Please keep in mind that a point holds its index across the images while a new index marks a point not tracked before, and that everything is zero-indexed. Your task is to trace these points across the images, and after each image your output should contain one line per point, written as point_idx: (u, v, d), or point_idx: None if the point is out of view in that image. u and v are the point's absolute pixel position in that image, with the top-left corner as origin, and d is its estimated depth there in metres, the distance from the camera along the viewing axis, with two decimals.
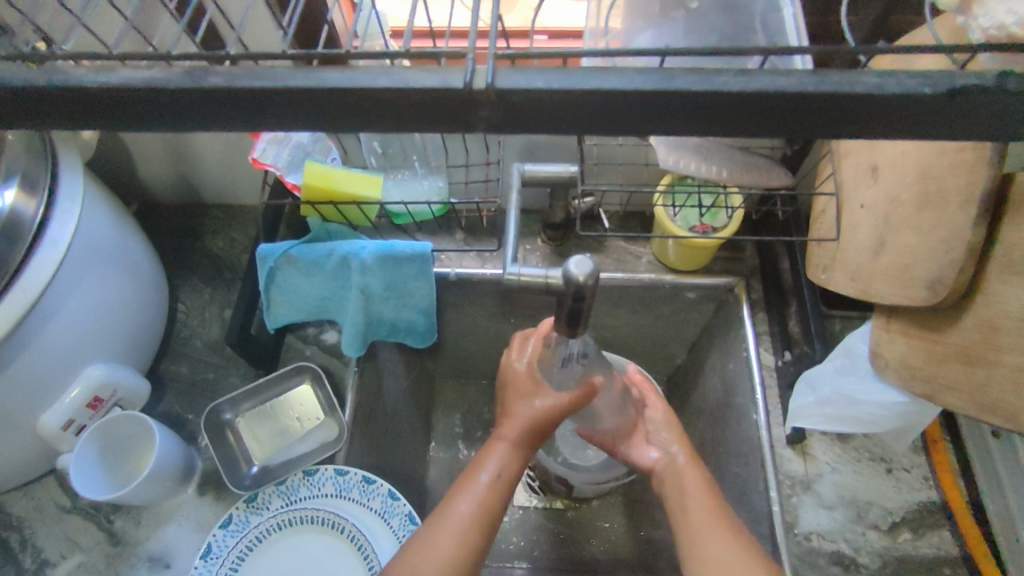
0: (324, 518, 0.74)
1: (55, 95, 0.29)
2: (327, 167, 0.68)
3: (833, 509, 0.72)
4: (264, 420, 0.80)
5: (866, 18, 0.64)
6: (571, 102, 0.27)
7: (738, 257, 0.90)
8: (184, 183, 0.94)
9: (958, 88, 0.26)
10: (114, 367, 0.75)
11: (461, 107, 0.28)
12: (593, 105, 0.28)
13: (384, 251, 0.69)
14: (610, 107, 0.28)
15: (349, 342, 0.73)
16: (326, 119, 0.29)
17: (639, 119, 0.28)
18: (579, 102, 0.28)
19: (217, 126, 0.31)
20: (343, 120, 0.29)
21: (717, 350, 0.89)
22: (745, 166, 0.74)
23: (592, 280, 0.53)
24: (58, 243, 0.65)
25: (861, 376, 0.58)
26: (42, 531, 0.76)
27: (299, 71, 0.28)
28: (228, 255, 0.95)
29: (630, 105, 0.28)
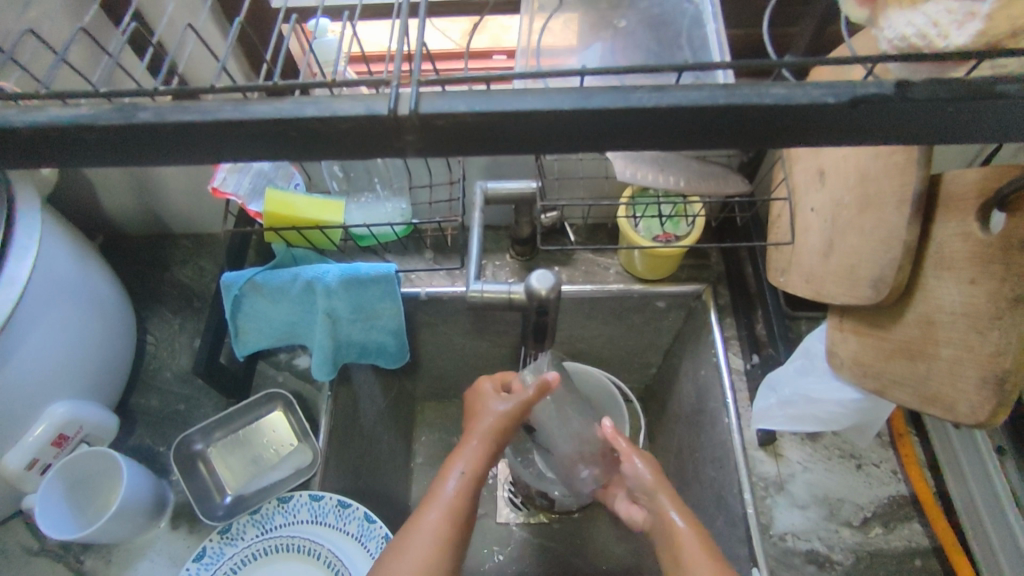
0: (299, 545, 0.73)
1: None
2: (287, 193, 0.69)
3: (806, 508, 0.73)
4: (236, 449, 0.79)
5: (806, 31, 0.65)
6: (496, 123, 0.28)
7: (704, 265, 0.90)
8: (150, 214, 0.94)
9: (860, 95, 0.27)
10: (80, 403, 0.74)
11: (388, 133, 0.29)
12: (517, 127, 0.29)
13: (348, 273, 0.69)
14: (535, 128, 0.29)
15: (319, 366, 0.73)
16: (260, 150, 0.30)
17: (565, 138, 0.29)
18: (502, 122, 0.28)
19: (152, 161, 0.31)
20: (277, 150, 0.30)
21: (689, 356, 0.91)
22: (702, 175, 0.76)
23: (553, 293, 0.63)
24: (14, 281, 0.65)
25: (820, 375, 0.59)
26: (10, 574, 0.74)
27: (228, 104, 0.29)
28: (198, 284, 0.94)
29: (553, 126, 0.29)
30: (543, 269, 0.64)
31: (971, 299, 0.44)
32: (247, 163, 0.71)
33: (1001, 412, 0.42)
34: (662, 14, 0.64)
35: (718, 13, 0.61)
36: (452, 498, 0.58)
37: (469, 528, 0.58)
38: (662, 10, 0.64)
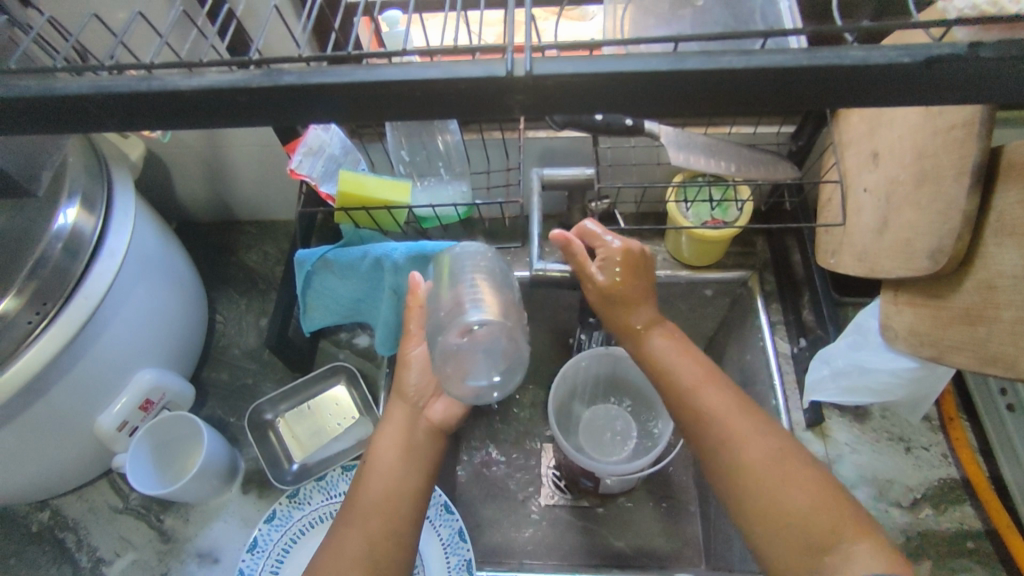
0: None
1: (149, 97, 0.34)
2: (359, 175, 0.73)
3: (855, 488, 0.74)
4: (301, 420, 0.83)
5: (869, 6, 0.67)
6: (597, 83, 0.32)
7: (750, 252, 0.93)
8: (220, 201, 1.00)
9: (934, 56, 0.30)
10: (162, 372, 0.80)
11: (498, 92, 0.32)
12: (617, 87, 0.32)
13: (414, 251, 0.72)
14: (633, 86, 0.32)
15: (382, 341, 0.80)
16: (385, 112, 0.34)
17: (656, 101, 0.33)
18: (603, 83, 0.32)
19: (284, 121, 0.35)
20: (400, 111, 0.34)
21: (735, 342, 0.93)
22: (751, 162, 0.78)
23: None
24: (114, 254, 0.71)
25: (874, 349, 0.61)
26: (97, 531, 0.80)
27: (359, 69, 0.33)
28: (262, 267, 1.00)
29: (650, 87, 0.32)
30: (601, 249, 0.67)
31: None
32: (320, 147, 0.75)
33: None
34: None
35: None
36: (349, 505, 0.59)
37: (388, 498, 0.59)
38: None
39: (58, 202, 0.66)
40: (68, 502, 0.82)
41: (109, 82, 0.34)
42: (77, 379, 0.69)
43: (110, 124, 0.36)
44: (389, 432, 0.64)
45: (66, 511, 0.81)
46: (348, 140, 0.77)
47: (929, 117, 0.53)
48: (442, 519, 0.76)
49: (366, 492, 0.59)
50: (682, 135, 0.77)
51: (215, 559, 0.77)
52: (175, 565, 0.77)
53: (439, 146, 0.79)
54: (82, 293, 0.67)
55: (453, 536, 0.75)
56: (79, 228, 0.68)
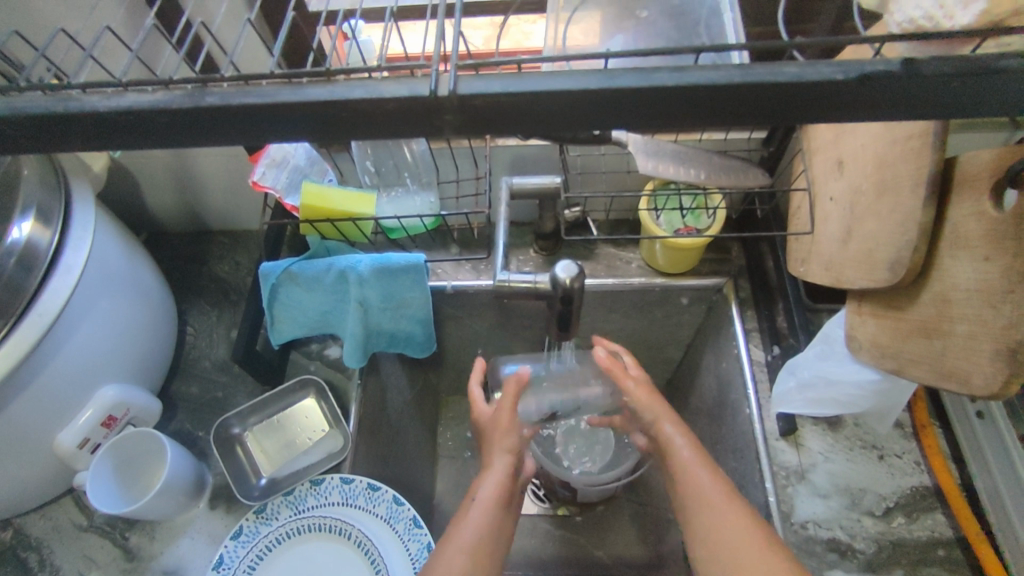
0: (331, 525, 0.76)
1: (69, 119, 0.33)
2: (323, 188, 0.72)
3: (827, 497, 0.74)
4: (270, 434, 0.82)
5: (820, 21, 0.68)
6: (525, 103, 0.31)
7: (725, 259, 0.92)
8: (191, 211, 0.99)
9: (866, 73, 0.29)
10: (127, 388, 0.79)
11: (426, 112, 0.32)
12: (546, 107, 0.31)
13: (380, 263, 0.72)
14: (565, 105, 0.31)
15: (350, 354, 0.76)
16: (316, 134, 0.33)
17: (589, 119, 0.32)
18: (532, 103, 0.31)
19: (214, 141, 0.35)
20: (329, 133, 0.33)
21: (711, 350, 0.93)
22: (721, 169, 0.77)
23: (576, 284, 0.65)
24: (72, 269, 0.69)
25: (840, 360, 0.60)
26: (61, 549, 0.78)
27: (285, 89, 0.32)
28: (234, 278, 0.99)
29: (581, 108, 0.31)
30: (568, 260, 0.67)
31: (985, 276, 0.45)
32: (285, 159, 0.74)
33: (1015, 382, 0.43)
34: (682, 5, 0.67)
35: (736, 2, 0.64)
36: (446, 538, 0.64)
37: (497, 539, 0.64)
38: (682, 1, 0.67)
39: (12, 216, 0.66)
40: (31, 520, 0.80)
41: (27, 104, 0.33)
42: (34, 396, 0.68)
43: (32, 147, 0.35)
44: (495, 475, 0.67)
45: (29, 530, 0.80)
46: (314, 151, 0.77)
47: (888, 128, 0.52)
48: (410, 535, 0.74)
49: (459, 540, 0.62)
50: (651, 143, 0.77)
51: None
52: None
53: (406, 155, 0.78)
54: (37, 309, 0.66)
55: (421, 551, 0.72)
56: (34, 242, 0.67)
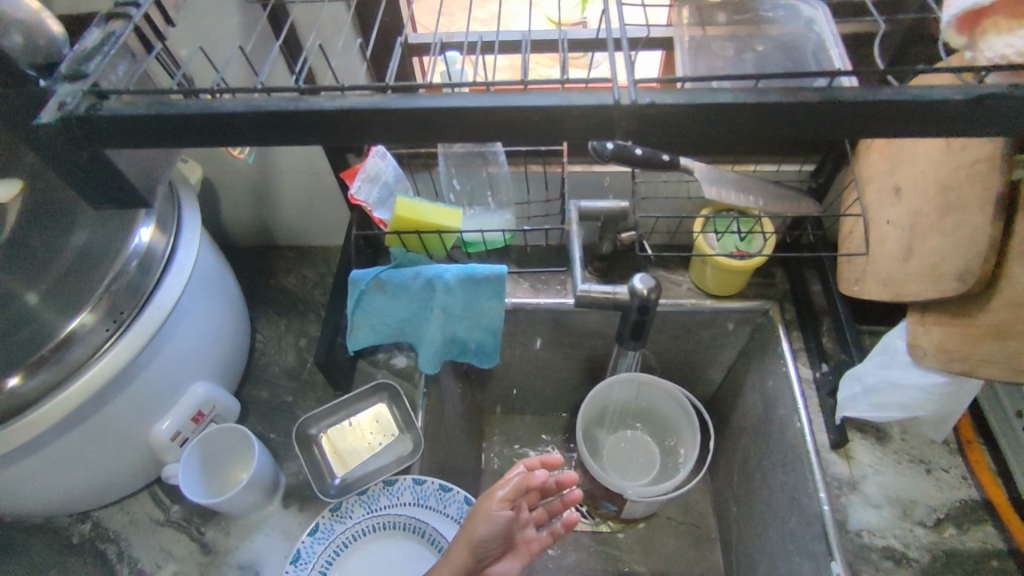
0: (406, 523, 0.79)
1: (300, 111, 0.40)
2: (414, 202, 0.78)
3: (880, 507, 0.78)
4: (343, 437, 0.85)
5: (889, 45, 0.76)
6: (684, 115, 0.41)
7: (770, 283, 0.98)
8: (266, 225, 1.04)
9: (980, 96, 0.38)
10: (213, 386, 0.83)
11: (606, 121, 0.42)
12: (700, 118, 0.41)
13: (465, 273, 0.77)
14: (721, 118, 0.41)
15: (428, 359, 0.82)
16: (486, 132, 0.43)
17: (735, 113, 0.40)
18: (691, 113, 0.41)
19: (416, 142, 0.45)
20: (522, 133, 0.43)
21: (756, 370, 0.98)
22: (778, 198, 0.85)
23: (654, 293, 0.71)
24: (183, 269, 0.76)
25: (901, 366, 0.65)
26: (138, 542, 0.81)
27: (486, 97, 0.42)
28: (302, 290, 1.04)
29: (719, 117, 0.41)
30: (644, 273, 0.72)
31: None
32: (377, 174, 0.80)
33: None
34: (792, 42, 0.70)
35: (843, 38, 0.67)
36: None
37: None
38: (791, 37, 0.69)
39: (137, 221, 0.71)
40: (109, 514, 0.83)
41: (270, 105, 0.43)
42: (141, 386, 0.73)
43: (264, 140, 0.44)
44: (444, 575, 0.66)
45: (107, 523, 0.82)
46: (401, 169, 0.83)
47: (948, 155, 0.60)
48: None
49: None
50: (713, 171, 0.84)
51: (256, 572, 0.78)
52: None
53: (485, 176, 0.84)
54: (154, 304, 0.72)
55: None
56: (152, 247, 0.72)
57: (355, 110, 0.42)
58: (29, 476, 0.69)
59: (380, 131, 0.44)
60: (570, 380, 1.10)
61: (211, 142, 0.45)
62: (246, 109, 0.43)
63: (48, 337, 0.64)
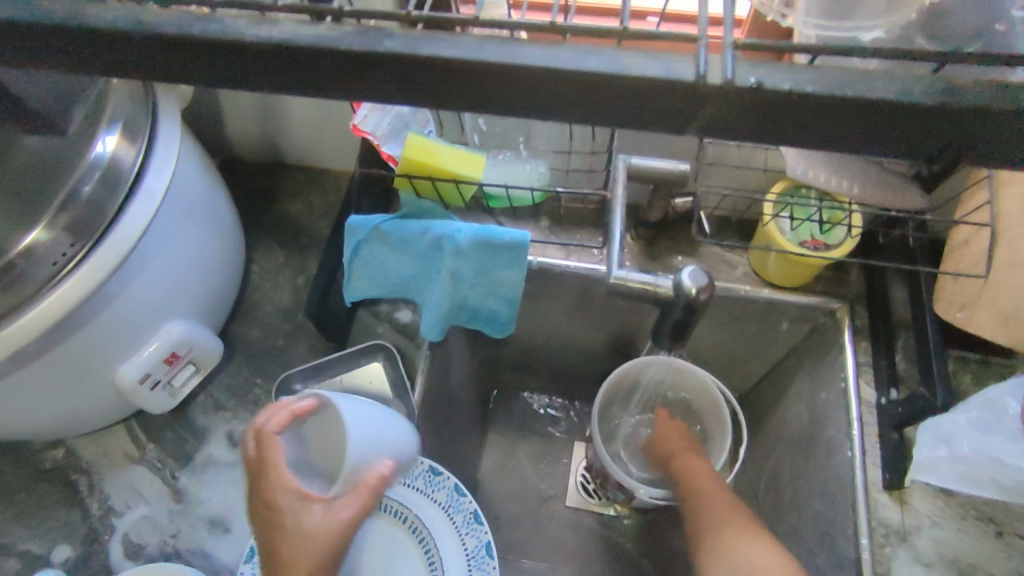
0: (385, 504, 0.71)
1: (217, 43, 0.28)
2: (431, 141, 0.64)
3: (931, 568, 0.67)
4: (331, 395, 0.77)
5: None
6: (813, 107, 0.25)
7: (842, 279, 0.82)
8: (270, 139, 0.92)
9: None
10: (192, 324, 0.74)
11: (686, 101, 0.26)
12: (835, 112, 0.25)
13: (483, 235, 0.64)
14: (870, 114, 0.26)
15: (431, 327, 0.70)
16: (498, 103, 0.28)
17: (874, 124, 0.26)
18: (818, 110, 0.26)
19: (404, 96, 0.28)
20: (536, 103, 0.27)
21: (807, 376, 0.83)
22: (878, 183, 0.67)
23: (705, 296, 0.57)
24: (153, 194, 0.65)
25: (1006, 436, 0.59)
26: (110, 478, 0.77)
27: (489, 42, 0.26)
28: (305, 219, 0.92)
29: (836, 121, 0.26)
30: (696, 266, 0.58)
31: None
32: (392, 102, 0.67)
33: None
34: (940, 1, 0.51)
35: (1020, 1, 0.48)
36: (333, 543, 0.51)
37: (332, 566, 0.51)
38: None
39: (97, 128, 0.60)
40: (83, 443, 0.78)
41: (170, 20, 0.28)
42: (108, 320, 0.64)
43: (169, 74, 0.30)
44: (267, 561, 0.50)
45: (81, 453, 0.78)
46: None
47: None
48: (468, 529, 0.70)
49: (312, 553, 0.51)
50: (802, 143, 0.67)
51: (227, 529, 0.73)
52: (185, 528, 0.73)
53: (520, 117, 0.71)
54: (117, 231, 0.62)
55: (479, 549, 0.69)
56: (118, 160, 0.61)
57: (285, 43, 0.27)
58: None
59: (330, 74, 0.28)
60: (590, 354, 0.98)
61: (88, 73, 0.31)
62: (131, 29, 0.27)
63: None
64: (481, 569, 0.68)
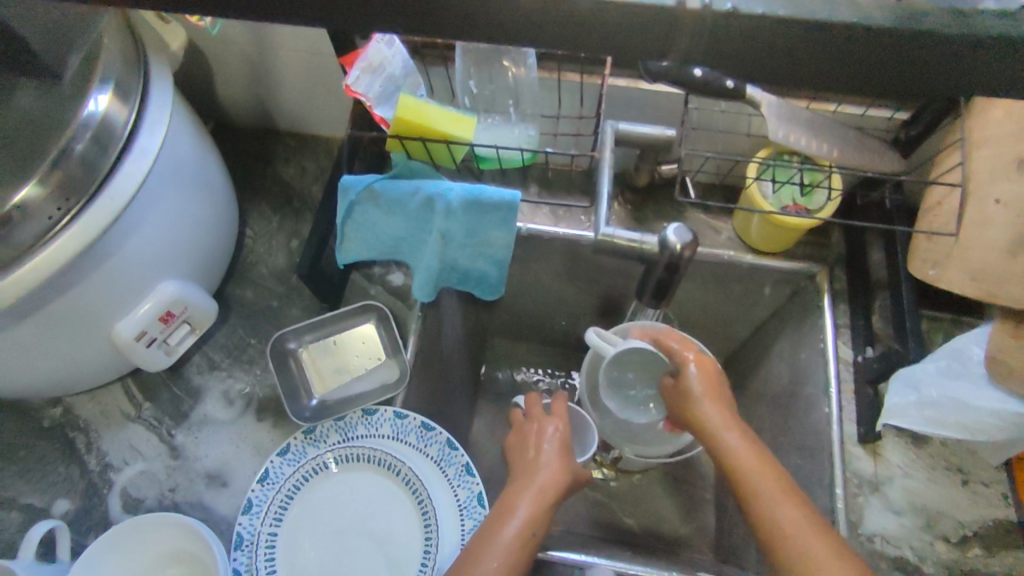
0: (379, 459, 0.73)
1: None
2: (421, 102, 0.65)
3: (901, 514, 0.70)
4: (325, 355, 0.79)
5: None
6: (784, 38, 0.28)
7: (823, 244, 0.84)
8: (262, 105, 0.92)
9: None
10: (186, 285, 0.76)
11: (664, 30, 0.29)
12: (811, 42, 0.29)
13: (471, 195, 0.66)
14: (830, 49, 0.29)
15: (421, 287, 0.72)
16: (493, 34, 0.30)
17: (820, 63, 0.30)
18: (790, 36, 0.28)
19: (404, 28, 0.30)
20: (532, 33, 0.30)
21: (788, 338, 0.86)
22: (857, 147, 0.69)
23: (689, 252, 0.59)
24: (146, 152, 0.65)
25: (975, 384, 0.61)
26: (108, 435, 0.78)
27: None
28: (298, 184, 0.93)
29: (804, 48, 0.29)
30: (680, 224, 0.60)
31: None
32: (381, 64, 0.67)
33: None
34: None
35: None
36: (515, 541, 0.58)
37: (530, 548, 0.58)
38: None
39: (90, 86, 0.60)
40: (81, 402, 0.80)
41: None
42: (102, 278, 0.65)
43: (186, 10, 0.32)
44: (528, 505, 0.61)
45: (78, 411, 0.79)
46: (411, 61, 0.69)
47: None
48: (460, 481, 0.72)
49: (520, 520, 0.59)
50: (785, 106, 0.68)
51: (224, 483, 0.75)
52: (183, 483, 0.75)
53: (509, 79, 0.71)
54: (109, 191, 0.62)
55: (471, 500, 0.71)
56: (110, 120, 0.62)
57: None
58: None
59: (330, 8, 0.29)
60: (578, 320, 0.99)
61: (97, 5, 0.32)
62: None
63: None
64: (473, 517, 0.70)
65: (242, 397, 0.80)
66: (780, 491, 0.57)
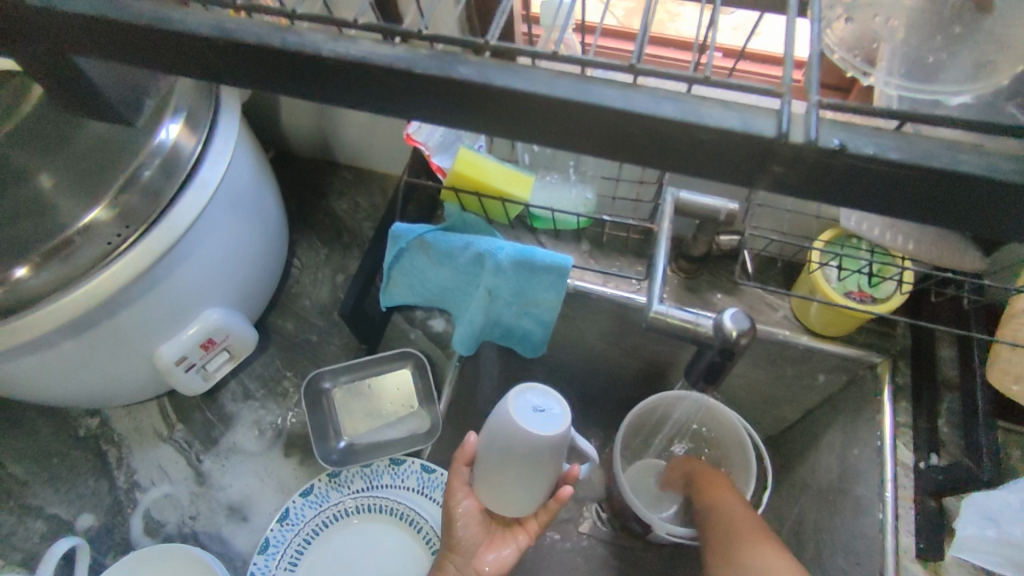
0: (401, 512, 0.71)
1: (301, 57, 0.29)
2: (481, 158, 0.65)
3: None
4: (358, 397, 0.78)
5: None
6: (881, 176, 0.27)
7: (887, 334, 0.79)
8: (325, 139, 0.94)
9: None
10: (230, 313, 0.76)
11: (756, 157, 0.27)
12: (913, 179, 0.26)
13: (522, 255, 0.64)
14: (930, 185, 0.26)
15: (463, 339, 0.72)
16: (557, 136, 0.30)
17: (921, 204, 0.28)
18: (902, 179, 0.27)
19: (482, 126, 0.30)
20: (608, 140, 0.29)
21: (841, 429, 0.80)
22: (933, 240, 0.65)
23: (744, 339, 0.55)
24: (206, 184, 0.66)
25: None
26: (139, 453, 0.79)
27: (563, 78, 0.28)
28: (350, 219, 0.94)
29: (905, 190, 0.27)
30: (738, 309, 0.57)
31: None
32: None
33: None
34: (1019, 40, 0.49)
35: None
36: None
37: None
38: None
39: (162, 116, 0.62)
40: (118, 415, 0.81)
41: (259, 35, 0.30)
42: (151, 303, 0.66)
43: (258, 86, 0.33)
44: None
45: (114, 425, 0.81)
46: None
47: None
48: None
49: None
50: None
51: (243, 517, 0.74)
52: (204, 512, 0.75)
53: None
54: (167, 220, 0.63)
55: None
56: (179, 147, 0.63)
57: (368, 63, 0.29)
58: (52, 373, 0.67)
59: (407, 100, 0.30)
60: (617, 382, 0.95)
61: (178, 70, 0.33)
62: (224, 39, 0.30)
63: (65, 225, 0.59)
64: None
65: (273, 429, 0.79)
66: (753, 540, 0.58)
